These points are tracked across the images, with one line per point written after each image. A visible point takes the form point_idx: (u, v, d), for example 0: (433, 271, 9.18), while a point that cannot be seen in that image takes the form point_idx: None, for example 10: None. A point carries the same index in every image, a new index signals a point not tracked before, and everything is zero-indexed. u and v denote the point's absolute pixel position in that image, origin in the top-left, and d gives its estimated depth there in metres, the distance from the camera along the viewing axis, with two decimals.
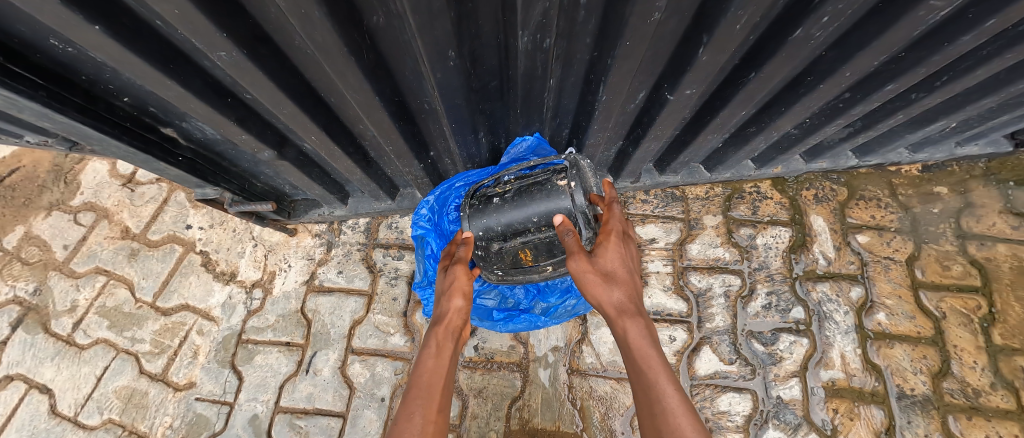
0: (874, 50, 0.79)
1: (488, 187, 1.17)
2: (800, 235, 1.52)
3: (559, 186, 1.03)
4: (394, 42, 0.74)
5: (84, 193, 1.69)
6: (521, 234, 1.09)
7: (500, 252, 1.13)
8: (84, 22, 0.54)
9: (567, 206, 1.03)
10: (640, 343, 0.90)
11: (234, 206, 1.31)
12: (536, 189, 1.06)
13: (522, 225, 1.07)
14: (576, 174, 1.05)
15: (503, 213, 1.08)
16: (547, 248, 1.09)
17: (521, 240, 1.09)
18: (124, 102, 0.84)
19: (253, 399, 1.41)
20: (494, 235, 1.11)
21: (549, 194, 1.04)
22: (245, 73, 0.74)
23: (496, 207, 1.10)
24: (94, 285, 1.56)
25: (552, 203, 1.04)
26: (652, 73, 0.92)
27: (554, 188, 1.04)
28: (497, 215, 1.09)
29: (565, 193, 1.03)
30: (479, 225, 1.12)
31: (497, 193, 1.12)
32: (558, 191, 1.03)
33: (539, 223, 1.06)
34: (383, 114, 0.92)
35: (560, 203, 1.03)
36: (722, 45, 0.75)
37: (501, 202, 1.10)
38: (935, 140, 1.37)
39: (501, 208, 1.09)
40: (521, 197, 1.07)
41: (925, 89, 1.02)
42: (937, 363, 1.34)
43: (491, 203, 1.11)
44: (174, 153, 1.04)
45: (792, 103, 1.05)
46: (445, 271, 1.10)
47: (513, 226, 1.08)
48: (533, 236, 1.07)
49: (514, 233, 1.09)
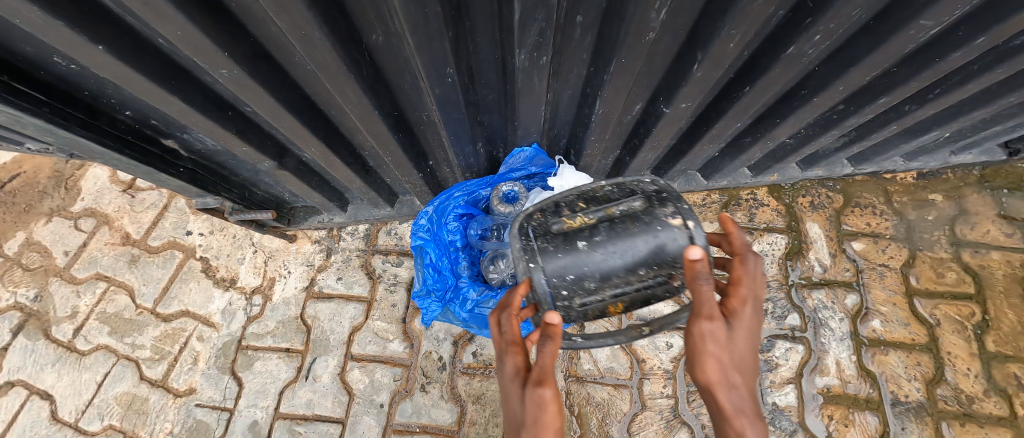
0: (866, 66, 0.81)
1: (553, 221, 0.87)
2: (796, 243, 1.54)
3: (669, 224, 0.80)
4: (393, 60, 0.76)
5: (85, 199, 1.70)
6: (615, 287, 0.83)
7: (579, 311, 0.85)
8: (88, 44, 0.55)
9: (683, 249, 0.79)
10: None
11: (234, 214, 1.32)
12: (633, 225, 0.82)
13: (618, 276, 0.81)
14: (683, 207, 0.83)
15: (594, 260, 0.81)
16: (644, 301, 0.84)
17: (614, 294, 0.83)
18: (126, 115, 0.85)
19: (252, 406, 1.42)
20: (576, 291, 0.82)
21: (658, 235, 0.80)
22: (245, 89, 0.75)
23: (578, 251, 0.82)
24: (95, 291, 1.57)
25: (661, 246, 0.80)
26: (647, 87, 0.93)
27: (654, 223, 0.81)
28: (583, 263, 0.81)
29: (678, 231, 0.80)
30: (559, 277, 0.82)
31: (578, 231, 0.84)
32: (667, 229, 0.80)
33: (643, 273, 0.81)
34: (382, 127, 0.93)
35: (670, 245, 0.79)
36: (716, 61, 0.77)
37: (589, 246, 0.82)
38: (929, 149, 1.38)
39: (588, 252, 0.81)
40: (615, 239, 0.81)
41: (918, 101, 1.03)
42: (931, 369, 1.36)
43: (569, 246, 0.82)
44: (175, 163, 1.05)
45: (787, 115, 1.07)
46: (521, 399, 0.65)
47: (608, 278, 0.82)
48: (631, 288, 0.82)
49: (604, 285, 0.82)
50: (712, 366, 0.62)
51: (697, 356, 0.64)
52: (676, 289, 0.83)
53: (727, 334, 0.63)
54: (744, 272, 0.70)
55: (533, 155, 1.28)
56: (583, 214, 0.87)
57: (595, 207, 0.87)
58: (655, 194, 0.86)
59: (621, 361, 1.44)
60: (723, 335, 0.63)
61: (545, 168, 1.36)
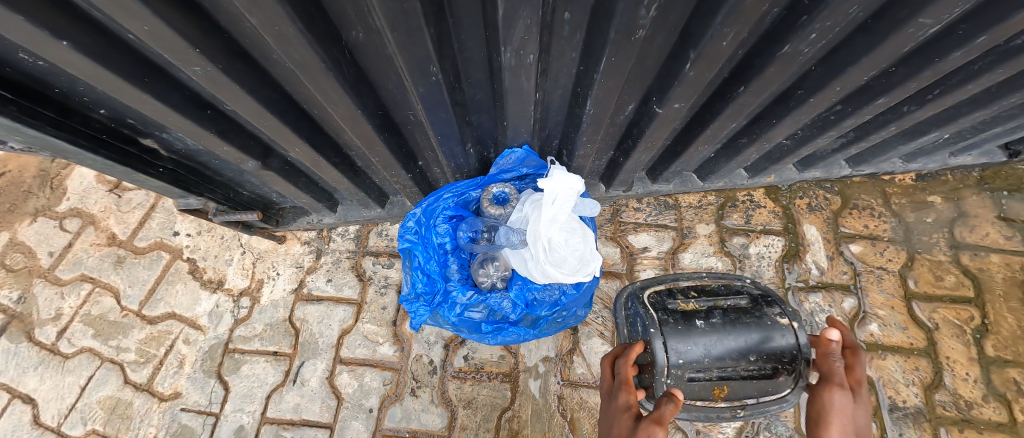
0: (864, 67, 0.78)
1: (672, 299, 1.06)
2: (793, 245, 1.51)
3: (779, 322, 0.98)
4: (375, 58, 0.73)
5: (70, 199, 1.67)
6: (723, 367, 0.95)
7: (689, 383, 0.95)
8: (50, 39, 0.53)
9: (790, 346, 0.95)
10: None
11: (218, 215, 1.29)
12: (745, 317, 1.00)
13: (729, 356, 0.95)
14: (788, 311, 1.02)
15: (711, 338, 0.96)
16: (749, 388, 0.94)
17: (721, 373, 0.95)
18: (100, 114, 0.82)
19: (239, 410, 1.39)
20: (691, 364, 0.94)
21: (767, 328, 0.98)
22: (221, 87, 0.72)
23: (698, 328, 0.98)
24: (79, 293, 1.54)
25: (770, 340, 0.96)
26: (639, 87, 0.91)
27: (760, 319, 0.99)
28: (700, 339, 0.96)
29: (785, 329, 0.98)
30: (677, 347, 0.96)
31: (694, 313, 1.01)
32: (779, 327, 0.97)
33: (752, 358, 0.94)
34: (366, 127, 0.91)
35: (781, 341, 0.96)
36: (710, 61, 0.74)
37: (707, 326, 0.98)
38: (928, 150, 1.36)
39: (706, 331, 0.97)
40: (733, 325, 0.98)
41: (917, 102, 1.01)
42: (929, 374, 1.34)
43: (693, 322, 0.98)
44: (155, 164, 1.02)
45: (783, 116, 1.04)
46: (634, 421, 0.85)
47: (716, 356, 0.95)
48: (737, 369, 0.95)
49: (716, 364, 0.95)
50: (838, 430, 0.84)
51: (825, 416, 0.85)
52: (780, 384, 0.94)
53: (846, 401, 0.86)
54: (856, 361, 0.92)
55: (524, 156, 1.24)
56: (696, 301, 1.06)
57: (708, 296, 1.07)
58: (760, 297, 1.07)
59: None
60: (844, 403, 0.85)
61: (537, 169, 1.32)
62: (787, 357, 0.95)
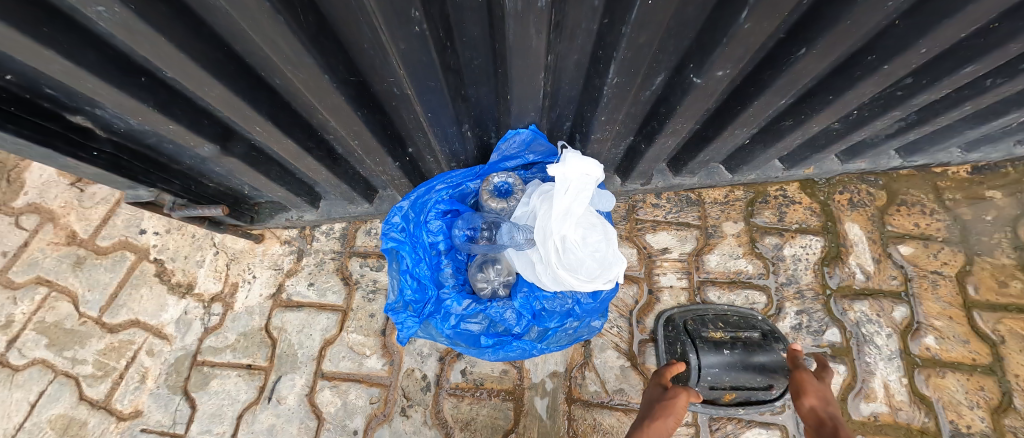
0: (969, 17, 0.61)
1: (702, 327, 1.22)
2: (834, 246, 1.34)
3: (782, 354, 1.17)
4: (341, 2, 0.56)
5: (28, 193, 1.51)
6: (737, 382, 1.15)
7: (707, 390, 1.16)
8: None
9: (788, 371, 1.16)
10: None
11: (176, 211, 1.12)
12: (761, 349, 1.17)
13: (742, 377, 1.14)
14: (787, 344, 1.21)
15: (735, 362, 1.15)
16: (749, 397, 1.16)
17: (733, 387, 1.15)
18: (6, 80, 0.66)
19: (206, 432, 1.23)
20: (713, 380, 1.15)
21: (774, 358, 1.16)
22: (140, 37, 0.56)
23: (723, 354, 1.16)
24: (33, 298, 1.38)
25: (777, 368, 1.15)
26: (674, 49, 0.74)
27: (773, 349, 1.19)
28: (723, 363, 1.15)
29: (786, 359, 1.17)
30: (710, 369, 1.15)
31: (722, 341, 1.19)
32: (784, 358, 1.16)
33: (759, 379, 1.14)
34: (339, 99, 0.74)
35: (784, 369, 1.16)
36: (775, 7, 0.57)
37: (729, 352, 1.16)
38: (995, 137, 1.18)
39: (732, 358, 1.16)
40: (750, 354, 1.16)
41: (1006, 74, 0.83)
42: (996, 395, 1.16)
43: (719, 349, 1.17)
44: (89, 147, 0.85)
45: (842, 90, 0.87)
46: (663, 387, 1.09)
47: (739, 377, 1.14)
48: (746, 386, 1.15)
49: (731, 381, 1.15)
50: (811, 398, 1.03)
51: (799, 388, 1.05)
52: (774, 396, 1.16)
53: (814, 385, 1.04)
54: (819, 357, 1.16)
55: (529, 139, 1.07)
56: (720, 329, 1.22)
57: (728, 325, 1.24)
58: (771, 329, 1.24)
59: (632, 382, 1.24)
60: (814, 388, 1.04)
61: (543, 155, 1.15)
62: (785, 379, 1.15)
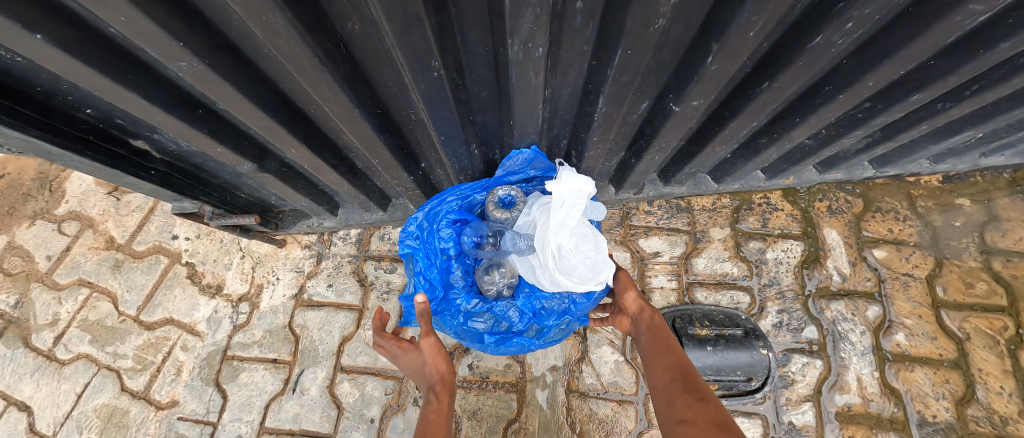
0: (902, 59, 0.73)
1: (689, 326, 1.35)
2: (813, 250, 1.45)
3: (759, 349, 1.30)
4: (373, 52, 0.69)
5: (69, 202, 1.64)
6: (719, 374, 1.28)
7: None
8: (22, 31, 0.50)
9: (765, 364, 1.29)
10: (680, 358, 0.93)
11: (214, 219, 1.26)
12: (739, 345, 1.31)
13: (724, 370, 1.28)
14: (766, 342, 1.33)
15: (718, 357, 1.29)
16: (729, 387, 1.30)
17: (716, 379, 1.29)
18: (87, 114, 0.79)
19: (237, 420, 1.36)
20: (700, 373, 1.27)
21: (752, 353, 1.30)
22: (209, 85, 0.69)
23: (708, 350, 1.29)
24: (77, 298, 1.51)
25: (755, 362, 1.29)
26: (655, 82, 0.85)
27: (753, 346, 1.31)
28: (708, 358, 1.28)
29: (763, 354, 1.30)
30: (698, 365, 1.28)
31: (705, 338, 1.32)
32: (761, 353, 1.30)
33: (738, 372, 1.28)
34: (365, 127, 0.87)
35: (761, 363, 1.29)
36: (733, 54, 0.69)
37: (712, 348, 1.30)
38: (958, 150, 1.28)
39: (714, 354, 1.29)
40: (730, 349, 1.30)
41: (953, 99, 0.94)
42: (960, 388, 1.26)
43: (704, 346, 1.30)
44: (146, 166, 0.98)
45: (807, 114, 0.98)
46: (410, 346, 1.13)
47: (720, 370, 1.28)
48: (727, 378, 1.29)
49: (715, 374, 1.28)
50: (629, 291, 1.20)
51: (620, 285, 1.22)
52: (754, 386, 1.30)
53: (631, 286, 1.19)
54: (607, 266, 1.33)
55: (530, 158, 1.18)
56: (704, 328, 1.35)
57: (711, 323, 1.36)
58: (752, 326, 1.36)
59: (625, 375, 1.35)
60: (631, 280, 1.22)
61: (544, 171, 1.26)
62: (761, 371, 1.29)
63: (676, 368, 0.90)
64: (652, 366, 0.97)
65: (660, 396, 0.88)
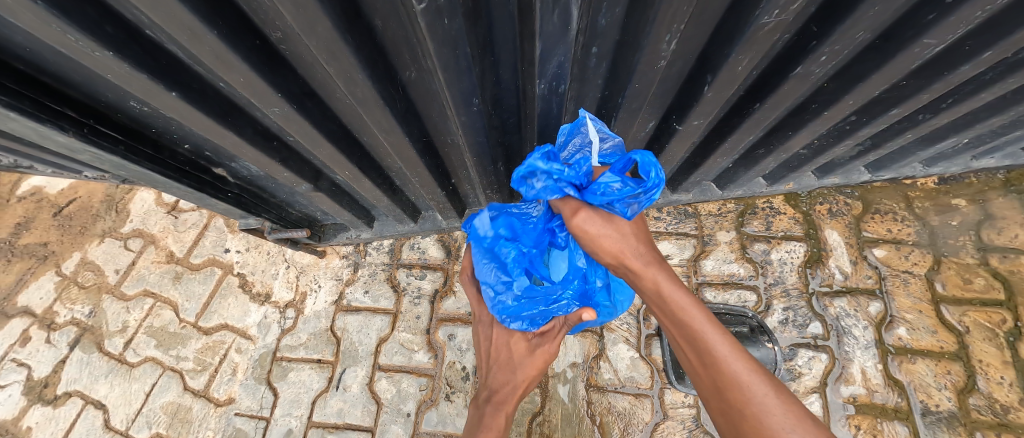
0: (874, 81, 0.85)
1: None
2: (815, 250, 1.54)
3: (763, 342, 1.43)
4: (424, 92, 0.84)
5: (133, 221, 1.84)
6: None
7: None
8: (163, 90, 0.67)
9: (769, 356, 1.41)
10: (738, 372, 0.67)
11: (272, 233, 1.45)
12: (745, 340, 1.43)
13: None
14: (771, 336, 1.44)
15: None
16: None
17: None
18: (185, 148, 0.96)
19: (287, 414, 1.50)
20: None
21: (756, 347, 1.42)
22: (293, 123, 0.85)
23: None
24: (143, 306, 1.70)
25: (759, 354, 1.41)
26: (661, 106, 0.98)
27: (759, 341, 1.43)
28: None
29: (766, 347, 1.42)
30: None
31: None
32: (763, 346, 1.42)
33: None
34: (411, 151, 1.02)
35: (766, 356, 1.41)
36: (726, 83, 0.82)
37: None
38: (948, 155, 1.38)
39: None
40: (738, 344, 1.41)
41: (931, 111, 1.05)
42: (961, 378, 1.33)
43: None
44: (223, 189, 1.16)
45: (798, 128, 1.10)
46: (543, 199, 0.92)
47: None
48: None
49: None
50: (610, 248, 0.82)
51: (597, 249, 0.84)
52: None
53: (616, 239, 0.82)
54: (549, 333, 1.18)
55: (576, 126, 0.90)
56: None
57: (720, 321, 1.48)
58: (758, 322, 1.47)
59: (641, 370, 1.46)
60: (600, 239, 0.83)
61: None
62: (767, 363, 1.40)
63: (726, 382, 0.67)
64: (692, 365, 0.75)
65: (722, 412, 0.69)
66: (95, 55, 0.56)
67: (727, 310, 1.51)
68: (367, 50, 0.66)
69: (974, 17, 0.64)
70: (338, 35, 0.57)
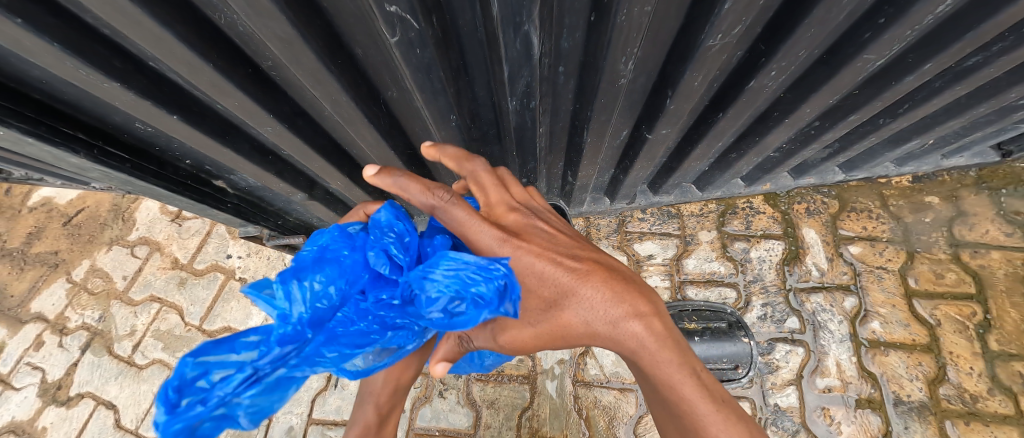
0: (826, 91, 0.91)
1: (680, 322, 1.48)
2: (793, 248, 1.60)
3: (739, 336, 1.43)
4: (405, 110, 0.91)
5: (139, 229, 1.92)
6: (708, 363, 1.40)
7: None
8: (166, 114, 0.74)
9: (745, 349, 1.42)
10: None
11: (270, 239, 1.53)
12: (722, 335, 1.43)
13: (715, 360, 1.39)
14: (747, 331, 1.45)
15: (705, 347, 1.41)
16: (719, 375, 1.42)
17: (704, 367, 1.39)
18: (186, 164, 1.03)
19: (289, 412, 1.57)
20: None
21: (733, 341, 1.42)
22: (285, 140, 0.92)
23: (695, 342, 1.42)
24: (150, 311, 1.77)
25: (736, 348, 1.41)
26: (631, 117, 1.04)
27: (736, 335, 1.43)
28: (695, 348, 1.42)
29: (742, 340, 1.43)
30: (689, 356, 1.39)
31: (695, 330, 1.45)
32: (741, 340, 1.42)
33: (726, 359, 1.40)
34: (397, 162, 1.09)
35: (743, 349, 1.42)
36: (686, 95, 0.88)
37: (699, 339, 1.42)
38: (918, 154, 1.44)
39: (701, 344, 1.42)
40: (715, 339, 1.42)
41: (891, 115, 1.10)
42: (933, 369, 1.39)
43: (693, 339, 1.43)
44: (223, 200, 1.23)
45: (764, 133, 1.16)
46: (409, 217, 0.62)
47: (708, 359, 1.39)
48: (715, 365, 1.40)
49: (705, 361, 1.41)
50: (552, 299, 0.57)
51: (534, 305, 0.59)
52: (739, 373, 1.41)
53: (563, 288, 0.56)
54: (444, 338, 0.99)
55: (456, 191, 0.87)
56: (693, 322, 1.47)
57: (699, 316, 1.48)
58: (733, 317, 1.49)
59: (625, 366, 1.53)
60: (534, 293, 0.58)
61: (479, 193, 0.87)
62: (743, 356, 1.41)
63: None
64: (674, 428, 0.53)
65: None
66: (105, 87, 0.63)
67: (703, 305, 1.53)
68: (349, 75, 0.72)
69: (906, 35, 0.70)
70: (321, 64, 0.63)
